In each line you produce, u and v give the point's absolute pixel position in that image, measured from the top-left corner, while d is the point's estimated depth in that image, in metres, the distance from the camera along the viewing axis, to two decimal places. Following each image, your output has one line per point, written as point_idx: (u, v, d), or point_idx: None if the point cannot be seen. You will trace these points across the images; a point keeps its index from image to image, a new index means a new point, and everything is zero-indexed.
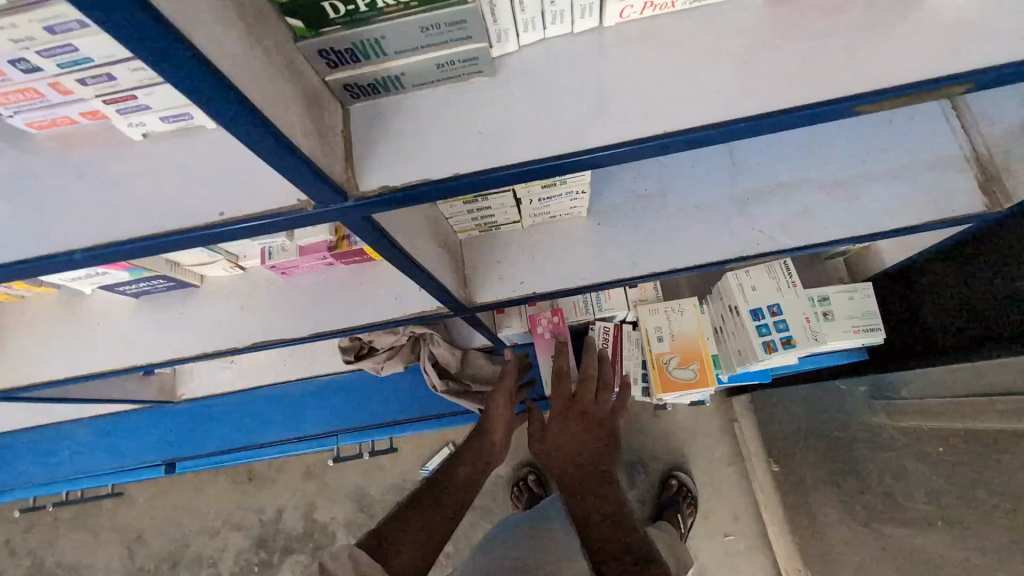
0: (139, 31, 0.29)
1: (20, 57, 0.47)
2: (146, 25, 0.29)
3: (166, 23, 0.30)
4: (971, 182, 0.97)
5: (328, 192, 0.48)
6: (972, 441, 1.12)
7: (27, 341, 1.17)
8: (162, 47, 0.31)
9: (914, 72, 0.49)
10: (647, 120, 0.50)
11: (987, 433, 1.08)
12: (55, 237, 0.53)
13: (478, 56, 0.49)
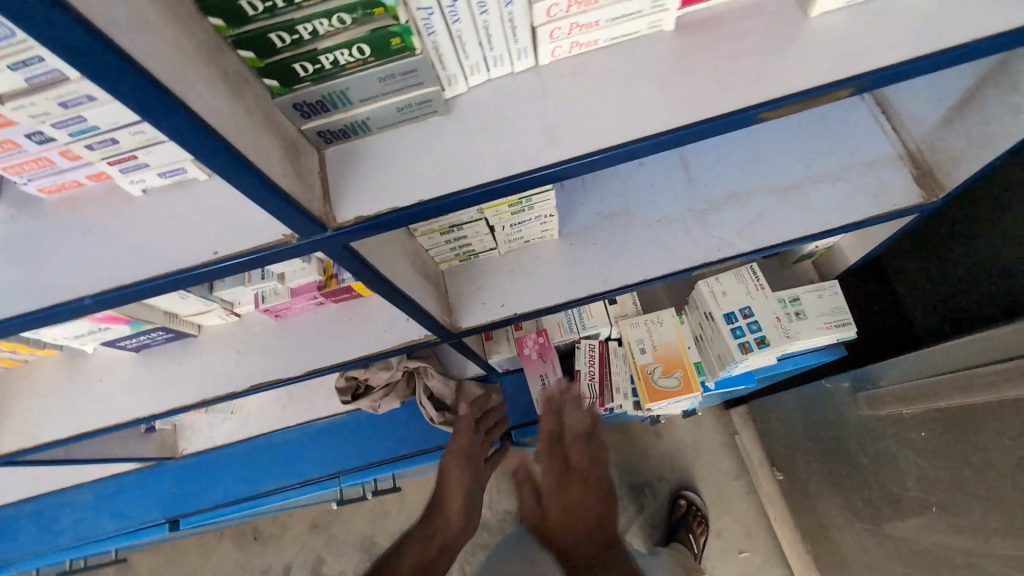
0: (143, 98, 0.36)
1: (37, 129, 0.54)
2: (148, 92, 0.36)
3: (165, 89, 0.37)
4: (905, 178, 1.06)
5: (309, 225, 0.54)
6: (952, 422, 1.17)
7: (33, 404, 1.21)
8: (162, 109, 0.37)
9: (806, 81, 0.56)
10: (584, 140, 0.58)
11: (965, 413, 1.12)
12: (64, 286, 0.59)
13: (431, 96, 0.57)
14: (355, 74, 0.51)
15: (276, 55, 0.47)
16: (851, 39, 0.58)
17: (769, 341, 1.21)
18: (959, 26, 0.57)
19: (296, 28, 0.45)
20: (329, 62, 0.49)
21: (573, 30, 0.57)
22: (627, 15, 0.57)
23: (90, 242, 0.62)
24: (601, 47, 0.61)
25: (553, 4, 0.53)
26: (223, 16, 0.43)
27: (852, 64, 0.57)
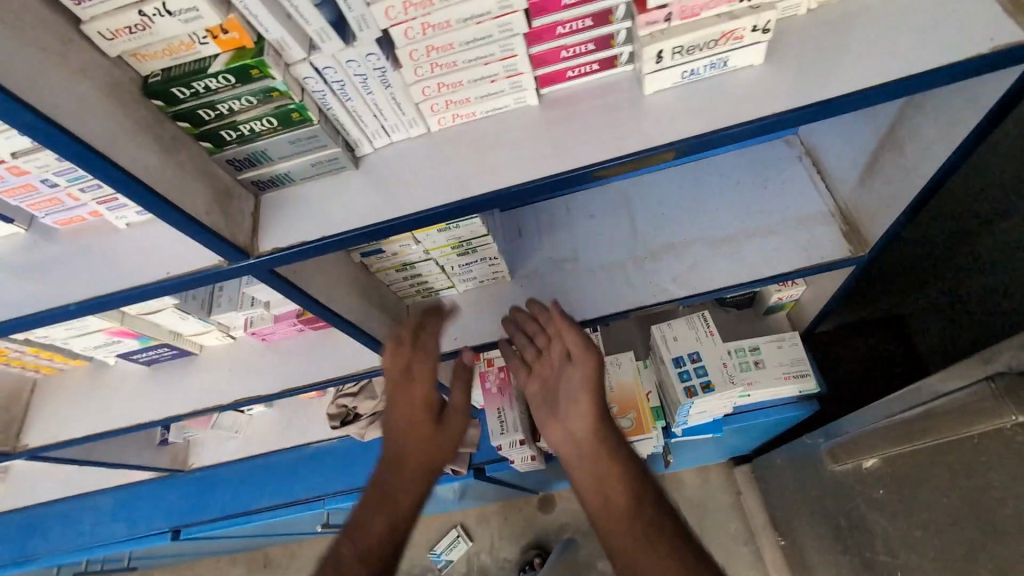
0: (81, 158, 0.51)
1: (49, 178, 0.74)
2: (84, 154, 0.51)
3: (97, 152, 0.52)
4: (835, 234, 1.11)
5: (234, 254, 0.69)
6: (898, 478, 1.15)
7: (62, 407, 1.41)
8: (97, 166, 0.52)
9: (638, 146, 0.67)
10: (458, 192, 0.70)
11: (903, 465, 1.11)
12: (56, 296, 0.76)
13: (337, 155, 0.72)
14: (270, 139, 0.67)
15: (205, 124, 0.64)
16: (685, 108, 0.68)
17: (714, 386, 1.25)
18: (776, 99, 0.66)
19: (216, 106, 0.62)
20: (248, 130, 0.66)
21: (448, 105, 0.71)
22: (493, 93, 0.70)
23: (85, 262, 0.80)
24: (480, 117, 0.75)
25: (424, 86, 0.67)
26: (161, 99, 0.60)
27: (680, 129, 0.66)
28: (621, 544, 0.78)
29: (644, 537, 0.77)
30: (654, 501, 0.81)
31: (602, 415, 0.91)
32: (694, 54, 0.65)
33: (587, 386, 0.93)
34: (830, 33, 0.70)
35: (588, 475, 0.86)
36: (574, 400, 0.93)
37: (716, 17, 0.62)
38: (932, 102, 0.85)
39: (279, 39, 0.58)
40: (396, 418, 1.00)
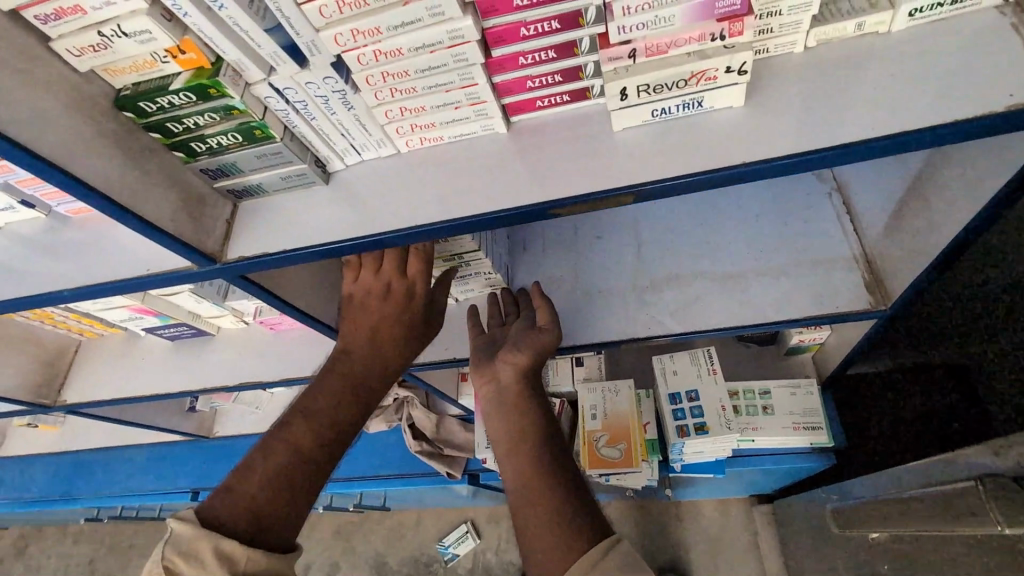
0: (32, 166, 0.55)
1: None
2: (34, 163, 0.54)
3: (47, 162, 0.55)
4: (857, 282, 1.02)
5: (199, 259, 0.71)
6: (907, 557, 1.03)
7: (97, 370, 1.54)
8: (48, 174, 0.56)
9: (598, 185, 0.63)
10: (416, 216, 0.70)
11: (916, 545, 0.99)
12: (58, 281, 0.83)
13: (305, 171, 0.73)
14: (237, 152, 0.69)
15: (176, 136, 0.66)
16: (655, 149, 0.63)
17: (708, 429, 1.20)
18: (755, 145, 0.60)
19: (182, 120, 0.64)
20: (216, 143, 0.68)
21: (414, 128, 0.70)
22: (458, 119, 0.69)
23: (87, 250, 0.86)
24: (449, 141, 0.74)
25: (386, 109, 0.66)
26: (131, 112, 0.63)
27: (644, 172, 0.62)
28: (522, 471, 0.76)
29: (546, 469, 0.75)
30: (564, 452, 0.78)
31: (535, 360, 0.93)
32: (662, 93, 0.60)
33: (529, 333, 0.97)
34: (834, 70, 0.62)
35: (507, 410, 0.86)
36: (515, 343, 0.96)
37: (687, 55, 0.57)
38: (980, 157, 0.75)
39: (236, 59, 0.58)
40: (367, 312, 0.87)
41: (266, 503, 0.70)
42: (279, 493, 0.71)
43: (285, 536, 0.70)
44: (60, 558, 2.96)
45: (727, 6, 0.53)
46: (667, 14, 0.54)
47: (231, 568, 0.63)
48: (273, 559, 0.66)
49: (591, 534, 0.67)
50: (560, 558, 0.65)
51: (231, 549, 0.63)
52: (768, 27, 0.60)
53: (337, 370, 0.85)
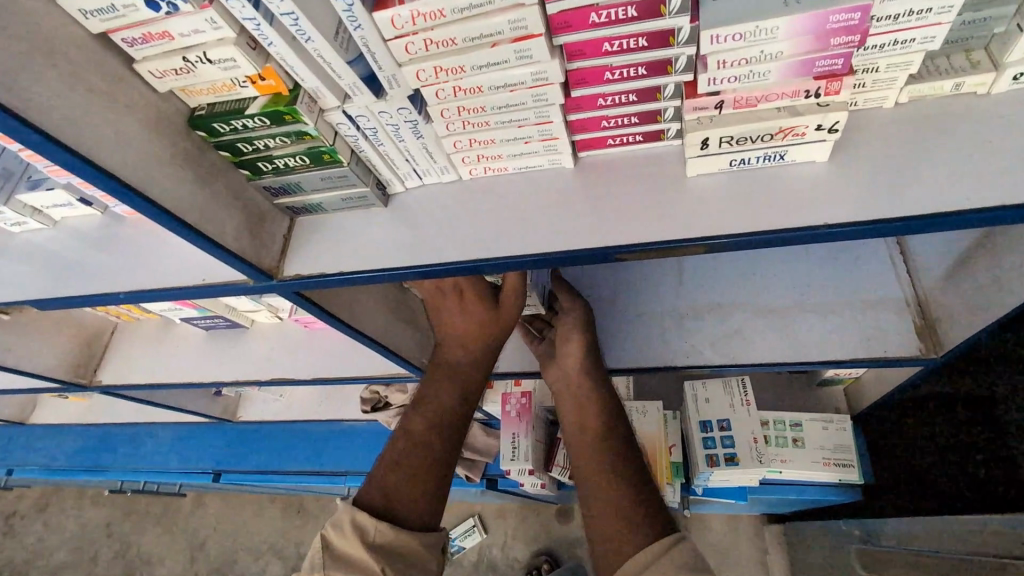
0: (109, 187, 0.55)
1: None
2: (110, 183, 0.55)
3: (122, 182, 0.55)
4: (908, 327, 0.99)
5: (257, 275, 0.72)
6: None
7: (131, 353, 1.56)
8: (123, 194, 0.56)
9: (667, 233, 0.61)
10: (475, 247, 0.69)
11: None
12: (113, 283, 0.84)
13: (366, 193, 0.73)
14: (303, 173, 0.69)
15: (244, 156, 0.66)
16: (731, 199, 0.61)
17: (738, 461, 1.20)
18: (837, 204, 0.58)
19: (253, 141, 0.64)
20: (283, 164, 0.67)
21: (480, 158, 0.69)
22: (526, 152, 0.68)
23: (142, 250, 0.86)
24: (512, 172, 0.73)
25: (456, 140, 0.65)
26: (204, 131, 0.63)
27: (719, 223, 0.60)
28: (588, 470, 0.83)
29: (609, 470, 0.81)
30: (626, 452, 0.85)
31: (590, 357, 0.96)
32: (745, 144, 0.58)
33: (581, 330, 0.98)
34: (926, 131, 0.59)
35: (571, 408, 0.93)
36: (567, 342, 0.98)
37: (776, 110, 0.56)
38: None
39: (314, 88, 0.58)
40: (447, 314, 0.95)
41: (397, 492, 0.80)
42: (408, 481, 0.81)
43: (417, 516, 0.79)
44: (77, 520, 3.04)
45: (827, 66, 0.51)
46: (762, 69, 0.52)
47: (364, 538, 0.75)
48: (400, 532, 0.75)
49: (652, 533, 0.74)
50: (623, 554, 0.72)
51: (364, 521, 0.75)
52: (861, 82, 0.57)
53: (439, 363, 0.95)
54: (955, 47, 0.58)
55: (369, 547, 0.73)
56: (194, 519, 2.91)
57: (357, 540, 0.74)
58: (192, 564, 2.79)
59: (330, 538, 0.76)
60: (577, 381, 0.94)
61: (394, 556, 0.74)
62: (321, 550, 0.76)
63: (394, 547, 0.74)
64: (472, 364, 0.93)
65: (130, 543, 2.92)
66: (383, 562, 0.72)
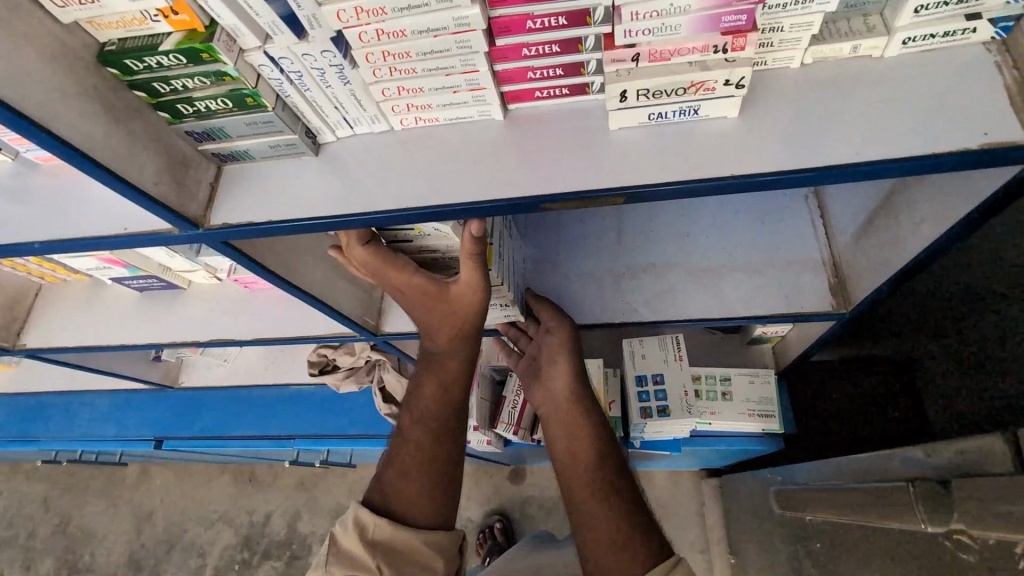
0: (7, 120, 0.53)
1: None
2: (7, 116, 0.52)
3: (22, 116, 0.53)
4: (822, 285, 1.07)
5: (182, 223, 0.70)
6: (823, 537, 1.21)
7: (58, 315, 1.49)
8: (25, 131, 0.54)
9: (586, 184, 0.64)
10: (406, 196, 0.70)
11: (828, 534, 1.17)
12: (25, 234, 0.80)
13: (295, 141, 0.72)
14: (226, 118, 0.68)
15: (162, 96, 0.64)
16: (648, 152, 0.64)
17: (670, 412, 1.27)
18: (739, 157, 0.62)
19: (170, 81, 0.62)
20: (205, 107, 0.66)
21: (411, 107, 0.69)
22: (456, 103, 0.69)
23: (59, 199, 0.83)
24: (443, 123, 0.73)
25: (384, 87, 0.65)
26: (116, 69, 0.60)
27: (637, 175, 0.63)
28: (581, 493, 0.86)
29: (600, 490, 0.85)
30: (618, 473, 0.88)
31: (582, 380, 1.00)
32: (661, 98, 0.61)
33: (569, 351, 1.04)
34: (828, 92, 0.63)
35: (562, 426, 0.96)
36: (559, 365, 1.03)
37: (688, 64, 0.58)
38: (949, 186, 0.78)
39: (232, 25, 0.57)
40: (420, 310, 0.95)
41: (396, 491, 0.85)
42: (410, 488, 0.86)
43: (420, 515, 0.84)
44: (10, 496, 2.92)
45: (732, 22, 0.54)
46: (673, 23, 0.55)
47: (363, 534, 0.81)
48: (398, 531, 0.81)
49: (647, 557, 0.77)
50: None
51: (365, 519, 0.82)
52: (768, 41, 0.61)
53: (429, 368, 0.96)
54: (854, 11, 0.62)
55: (365, 543, 0.80)
56: (139, 491, 2.84)
57: (354, 535, 0.81)
58: (138, 535, 2.74)
59: (336, 538, 0.82)
60: (566, 405, 0.97)
61: (391, 552, 0.80)
62: (329, 548, 0.81)
63: (391, 544, 0.80)
64: (450, 356, 0.95)
65: (70, 518, 2.83)
66: (379, 560, 0.78)
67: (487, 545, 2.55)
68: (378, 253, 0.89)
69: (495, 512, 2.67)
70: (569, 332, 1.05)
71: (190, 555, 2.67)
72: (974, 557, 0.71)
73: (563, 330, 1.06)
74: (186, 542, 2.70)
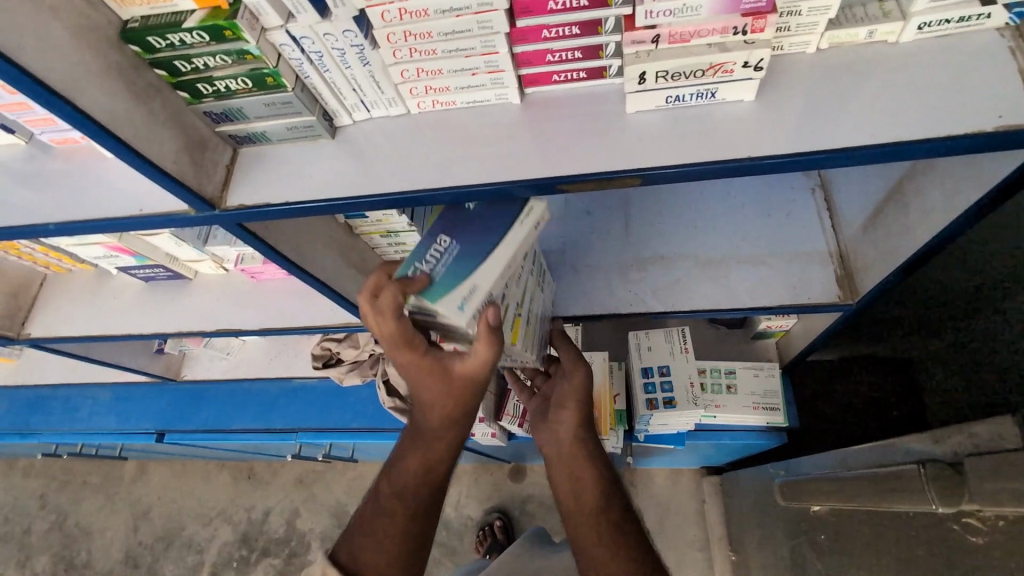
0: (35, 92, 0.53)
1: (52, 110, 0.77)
2: (36, 88, 0.53)
3: (49, 90, 0.54)
4: (829, 276, 1.08)
5: (199, 204, 0.71)
6: (827, 528, 1.21)
7: (63, 305, 1.49)
8: (52, 104, 0.55)
9: (602, 166, 0.65)
10: (420, 178, 0.70)
11: (830, 523, 1.18)
12: (38, 217, 0.80)
13: (313, 123, 0.72)
14: (245, 98, 0.68)
15: (182, 76, 0.65)
16: (664, 134, 0.65)
17: (676, 403, 1.27)
18: (753, 140, 0.62)
19: (191, 60, 0.62)
20: (224, 87, 0.66)
21: (428, 90, 0.70)
22: (474, 85, 0.69)
23: (73, 182, 0.83)
24: (460, 107, 0.74)
25: (403, 69, 0.66)
26: (138, 46, 0.61)
27: (653, 157, 0.64)
28: (588, 549, 0.83)
29: (609, 542, 0.82)
30: (622, 526, 0.85)
31: (583, 427, 0.98)
32: (678, 80, 0.62)
33: (577, 398, 0.99)
34: (841, 76, 0.64)
35: (567, 472, 0.93)
36: (562, 411, 0.99)
37: (708, 46, 0.59)
38: (959, 174, 0.79)
39: (255, 2, 0.57)
40: (422, 381, 0.77)
41: (363, 553, 0.79)
42: (380, 551, 0.79)
43: None
44: (8, 492, 2.91)
45: (753, 2, 0.55)
46: (694, 4, 0.56)
47: None
48: None
49: None
50: None
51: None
52: (786, 25, 0.62)
53: (415, 425, 0.86)
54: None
55: None
56: (137, 487, 2.83)
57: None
58: (136, 531, 2.73)
59: None
60: (572, 451, 0.95)
61: None
62: None
63: None
64: (439, 429, 0.84)
65: (67, 514, 2.81)
66: None
67: (487, 541, 2.55)
68: (402, 329, 0.69)
69: (495, 509, 2.66)
70: (585, 378, 1.00)
71: (188, 552, 2.66)
72: (984, 540, 0.72)
73: (579, 376, 1.01)
74: (184, 539, 2.68)
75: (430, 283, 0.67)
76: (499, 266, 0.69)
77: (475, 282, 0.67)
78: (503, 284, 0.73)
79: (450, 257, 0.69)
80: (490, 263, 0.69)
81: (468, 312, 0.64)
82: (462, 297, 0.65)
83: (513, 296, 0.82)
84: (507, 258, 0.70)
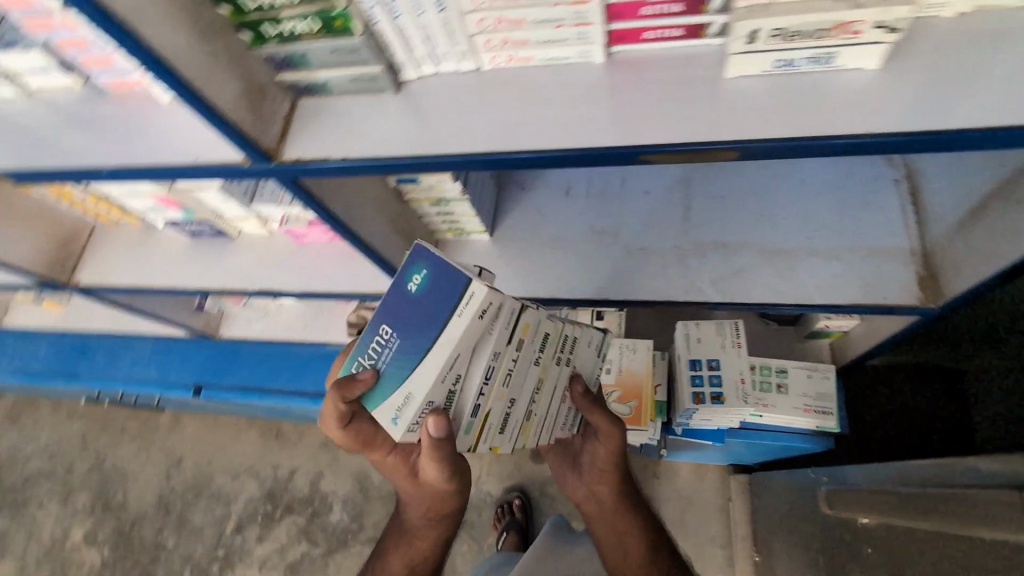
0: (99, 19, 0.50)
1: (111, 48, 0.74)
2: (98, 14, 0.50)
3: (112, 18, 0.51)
4: (909, 277, 1.00)
5: (254, 155, 0.68)
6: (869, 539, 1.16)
7: (112, 255, 1.50)
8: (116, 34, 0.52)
9: (694, 135, 0.58)
10: (489, 139, 0.65)
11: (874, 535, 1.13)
12: (91, 161, 0.78)
13: (378, 74, 0.68)
14: (310, 43, 0.64)
15: (247, 14, 0.61)
16: (768, 102, 0.58)
17: (724, 400, 1.20)
18: (871, 114, 0.55)
19: None
20: (290, 29, 0.63)
21: (505, 43, 0.64)
22: (555, 40, 0.63)
23: (126, 127, 0.80)
24: (537, 65, 0.68)
25: (481, 18, 0.61)
26: None
27: (753, 127, 0.57)
28: None
29: None
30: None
31: (621, 484, 0.97)
32: (794, 41, 0.55)
33: (613, 461, 0.94)
34: (982, 46, 0.56)
35: (610, 530, 0.95)
36: (599, 469, 0.96)
37: (834, 2, 0.52)
38: None
39: None
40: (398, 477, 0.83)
41: None
42: None
43: None
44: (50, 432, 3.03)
45: None
46: None
47: None
48: None
49: None
50: None
51: None
52: None
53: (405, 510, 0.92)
54: None
55: None
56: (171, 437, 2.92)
57: None
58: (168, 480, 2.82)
59: None
60: (611, 510, 0.96)
61: None
62: None
63: None
64: (422, 522, 0.89)
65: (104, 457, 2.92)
66: None
67: (505, 519, 2.55)
68: (360, 434, 0.75)
69: (515, 489, 2.66)
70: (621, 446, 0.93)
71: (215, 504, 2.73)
72: None
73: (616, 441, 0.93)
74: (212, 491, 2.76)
75: (373, 384, 0.62)
76: (437, 374, 0.61)
77: (410, 391, 0.61)
78: (455, 386, 0.65)
79: (391, 356, 0.63)
80: (426, 368, 0.61)
81: (401, 428, 0.62)
82: (396, 408, 0.62)
83: (492, 400, 0.69)
84: (446, 365, 0.60)
